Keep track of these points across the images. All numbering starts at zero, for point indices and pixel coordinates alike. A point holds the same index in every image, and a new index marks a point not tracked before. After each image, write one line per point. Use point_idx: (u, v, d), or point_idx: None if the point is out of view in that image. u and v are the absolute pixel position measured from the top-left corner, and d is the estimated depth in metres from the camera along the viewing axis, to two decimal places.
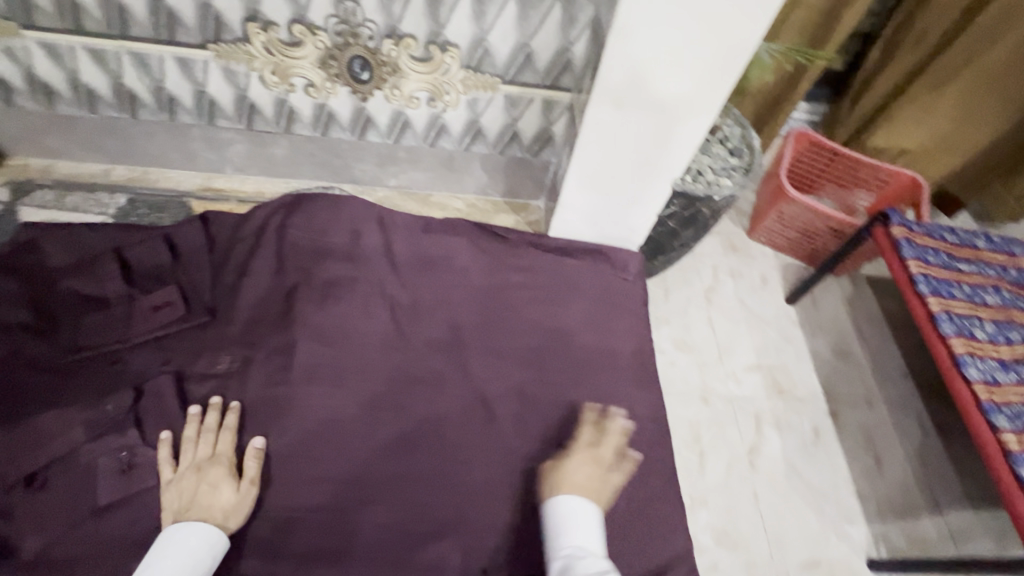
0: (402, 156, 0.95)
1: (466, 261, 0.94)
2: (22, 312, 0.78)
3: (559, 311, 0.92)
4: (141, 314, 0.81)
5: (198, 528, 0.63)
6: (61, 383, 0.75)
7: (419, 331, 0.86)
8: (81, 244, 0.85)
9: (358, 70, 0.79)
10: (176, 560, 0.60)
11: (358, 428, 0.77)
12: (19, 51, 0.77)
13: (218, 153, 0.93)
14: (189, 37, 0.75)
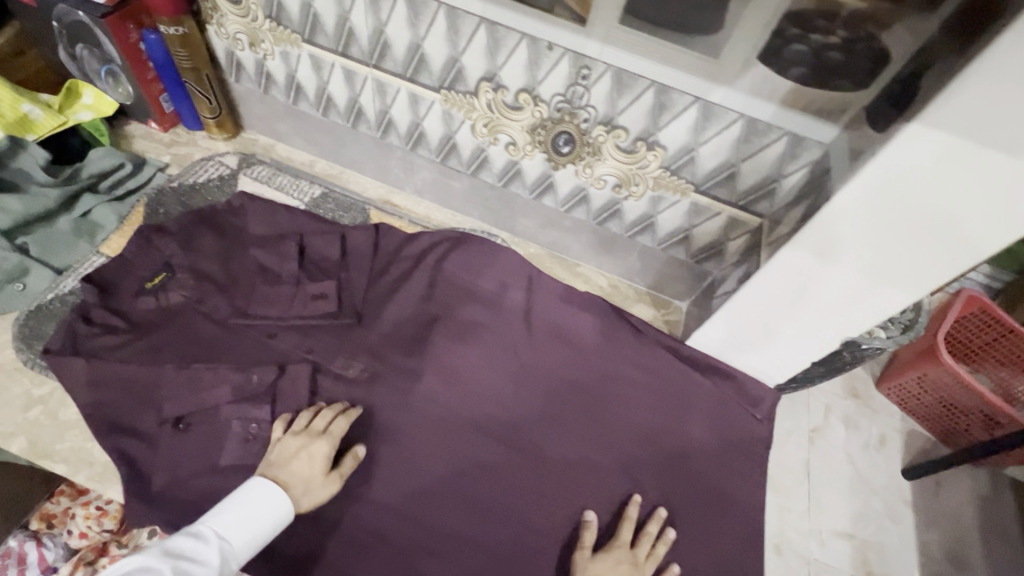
0: (567, 224, 0.97)
1: (593, 342, 0.91)
2: (214, 266, 0.89)
3: (670, 426, 0.88)
4: (302, 298, 0.88)
5: (275, 502, 0.64)
6: (222, 340, 0.82)
7: (527, 398, 0.86)
8: (276, 221, 0.96)
9: (561, 143, 0.82)
10: (243, 527, 0.61)
11: (448, 475, 0.80)
12: (291, 57, 0.89)
13: (407, 174, 1.02)
14: (429, 82, 0.83)
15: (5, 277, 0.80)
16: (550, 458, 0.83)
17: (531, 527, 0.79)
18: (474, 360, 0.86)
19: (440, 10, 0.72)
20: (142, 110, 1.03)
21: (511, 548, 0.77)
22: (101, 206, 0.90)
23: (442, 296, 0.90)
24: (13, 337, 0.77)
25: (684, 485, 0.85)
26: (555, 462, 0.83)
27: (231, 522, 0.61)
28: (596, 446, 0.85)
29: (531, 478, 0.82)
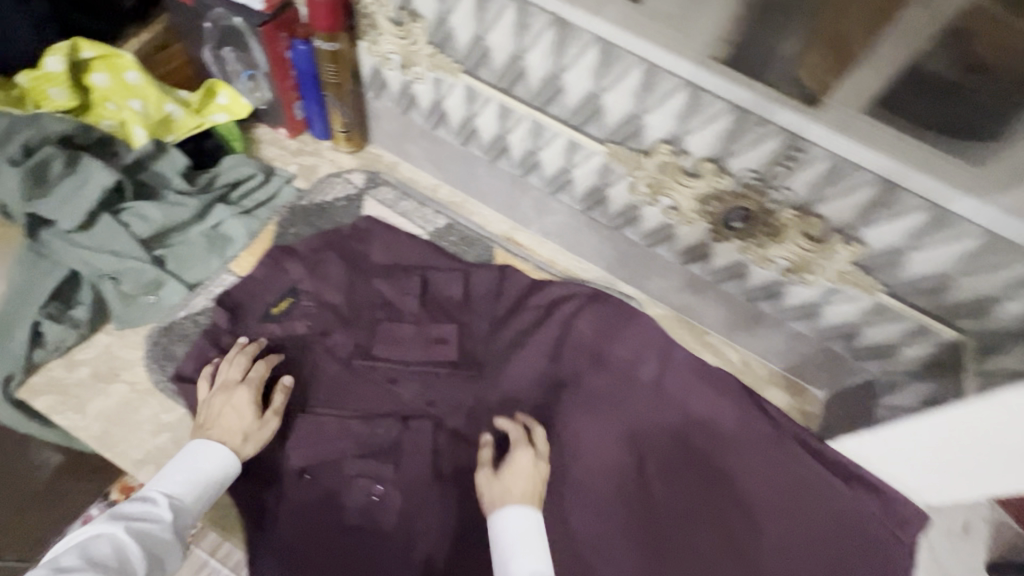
0: (709, 293, 0.89)
1: (727, 430, 0.83)
2: (337, 296, 0.85)
3: (808, 544, 0.78)
4: (423, 341, 0.83)
5: (202, 443, 0.65)
6: (344, 383, 0.77)
7: (653, 487, 0.79)
8: (400, 253, 0.90)
9: (735, 219, 0.74)
10: (175, 466, 0.63)
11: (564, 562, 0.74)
12: (443, 84, 0.84)
13: (538, 214, 0.95)
14: (596, 132, 0.75)
15: (140, 289, 0.77)
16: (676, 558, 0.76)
17: None
18: (601, 437, 0.80)
19: (639, 66, 0.64)
20: (275, 116, 0.99)
21: None
22: (232, 218, 0.86)
23: (570, 361, 0.84)
24: (145, 355, 0.75)
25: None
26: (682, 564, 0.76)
27: (174, 471, 0.62)
28: (727, 552, 0.77)
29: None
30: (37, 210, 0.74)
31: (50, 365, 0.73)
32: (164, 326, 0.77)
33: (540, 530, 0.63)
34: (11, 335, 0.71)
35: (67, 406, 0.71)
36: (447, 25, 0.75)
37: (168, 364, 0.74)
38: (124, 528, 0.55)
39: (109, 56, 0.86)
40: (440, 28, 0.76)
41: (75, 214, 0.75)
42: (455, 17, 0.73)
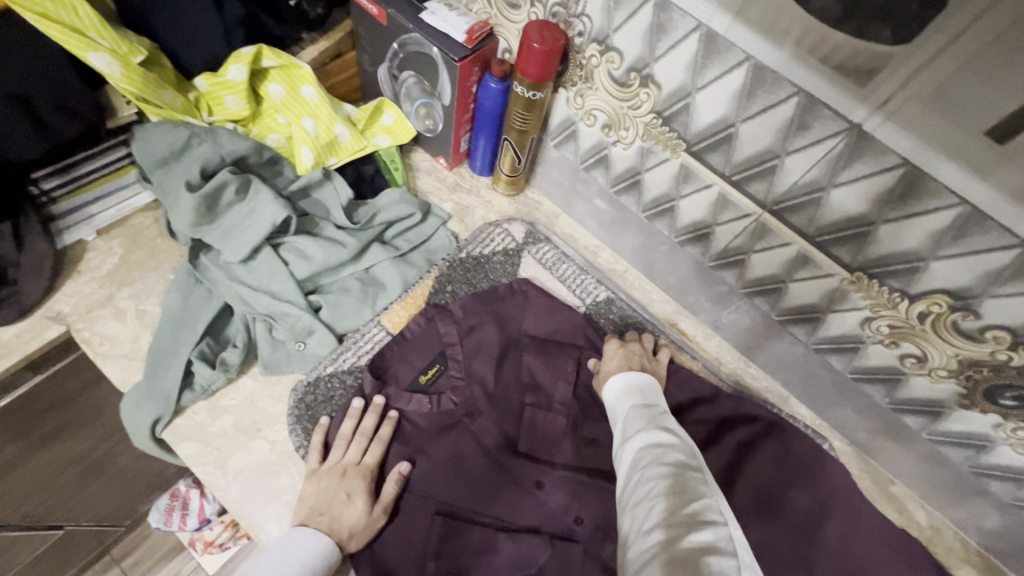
0: (916, 448, 0.74)
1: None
2: (487, 369, 0.75)
3: None
4: (575, 441, 0.73)
5: (306, 529, 0.61)
6: (488, 480, 0.70)
7: None
8: (556, 324, 0.79)
9: (1007, 395, 0.59)
10: (278, 557, 0.59)
11: None
12: (652, 156, 0.71)
13: (716, 308, 0.83)
14: (844, 256, 0.62)
15: (291, 335, 0.72)
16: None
17: None
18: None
19: (960, 209, 0.50)
20: (438, 145, 0.90)
21: None
22: (386, 262, 0.79)
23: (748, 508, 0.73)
24: (288, 412, 0.69)
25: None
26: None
27: (275, 562, 0.58)
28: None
29: None
30: (204, 236, 0.70)
31: (194, 407, 0.68)
32: (309, 380, 0.71)
33: (644, 386, 0.66)
34: (163, 373, 0.67)
35: (207, 458, 0.66)
36: (689, 99, 0.62)
37: (311, 428, 0.69)
38: None
39: (288, 65, 0.79)
40: (676, 100, 0.63)
41: (240, 247, 0.70)
42: (703, 95, 0.60)
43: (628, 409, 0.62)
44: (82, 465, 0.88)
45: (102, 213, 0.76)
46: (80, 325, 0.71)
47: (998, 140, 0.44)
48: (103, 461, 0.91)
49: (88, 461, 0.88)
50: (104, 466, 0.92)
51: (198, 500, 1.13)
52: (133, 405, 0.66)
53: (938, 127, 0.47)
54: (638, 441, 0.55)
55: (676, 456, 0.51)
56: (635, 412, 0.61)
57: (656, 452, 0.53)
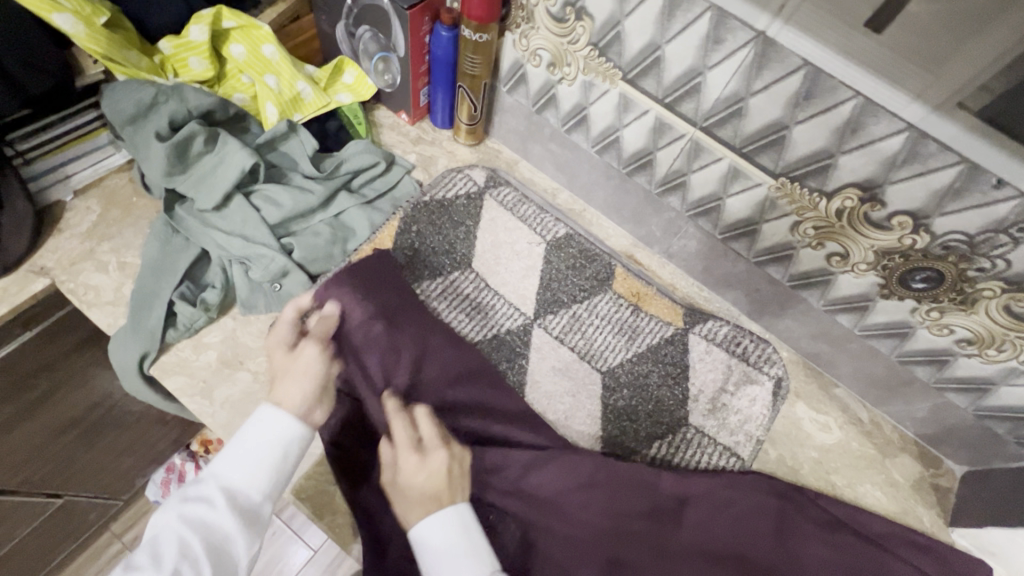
0: (851, 347, 0.80)
1: (805, 566, 0.70)
2: (419, 315, 0.78)
3: None
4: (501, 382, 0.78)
5: (280, 421, 0.57)
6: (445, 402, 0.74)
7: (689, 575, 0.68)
8: (408, 305, 0.79)
9: (917, 278, 0.65)
10: (259, 445, 0.56)
11: None
12: (594, 89, 0.77)
13: (667, 237, 0.89)
14: (769, 164, 0.67)
15: (266, 276, 0.76)
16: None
17: None
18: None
19: (856, 102, 0.56)
20: (398, 100, 0.94)
21: None
22: (354, 208, 0.84)
23: (589, 550, 0.68)
24: (268, 346, 0.74)
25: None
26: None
27: (235, 456, 0.56)
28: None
29: None
30: (176, 186, 0.75)
31: (179, 344, 0.73)
32: None
33: (462, 527, 0.57)
34: (146, 313, 0.71)
35: (194, 389, 0.71)
36: (619, 27, 0.67)
37: None
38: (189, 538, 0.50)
39: (247, 26, 0.83)
40: (609, 29, 0.69)
41: (212, 195, 0.74)
42: (631, 21, 0.66)
43: None
44: (80, 428, 0.91)
45: (78, 173, 0.79)
46: (65, 277, 0.76)
47: (875, 29, 0.51)
48: (101, 426, 0.94)
49: (82, 427, 0.91)
50: (103, 431, 0.95)
51: (193, 472, 1.20)
52: (120, 343, 0.70)
53: (829, 25, 0.53)
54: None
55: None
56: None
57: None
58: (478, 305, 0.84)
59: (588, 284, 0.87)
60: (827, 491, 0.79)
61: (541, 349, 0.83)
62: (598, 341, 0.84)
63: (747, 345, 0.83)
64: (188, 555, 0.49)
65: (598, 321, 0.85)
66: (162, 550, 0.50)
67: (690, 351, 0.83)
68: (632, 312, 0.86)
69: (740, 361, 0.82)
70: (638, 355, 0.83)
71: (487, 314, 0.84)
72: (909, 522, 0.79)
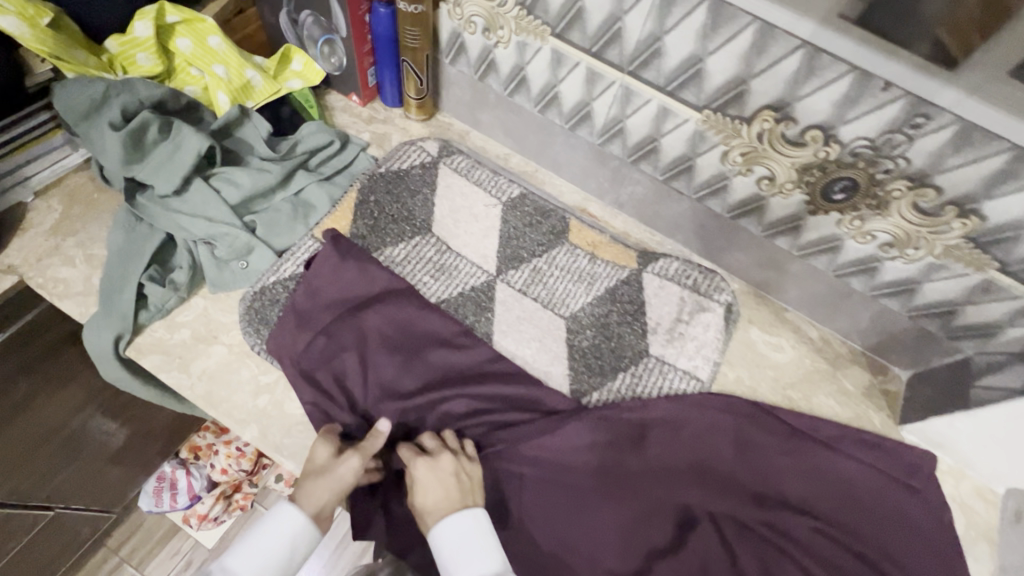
0: (793, 270, 0.86)
1: (758, 474, 0.75)
2: (383, 280, 0.80)
3: (847, 538, 0.73)
4: (471, 341, 0.78)
5: (290, 522, 0.59)
6: (415, 359, 0.76)
7: (656, 488, 0.73)
8: (372, 275, 0.80)
9: (837, 189, 0.71)
10: (253, 562, 0.57)
11: (564, 550, 0.69)
12: (528, 49, 0.81)
13: (615, 186, 0.94)
14: (692, 98, 0.73)
15: (232, 254, 0.79)
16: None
17: None
18: (612, 544, 0.69)
19: (754, 25, 0.61)
20: (348, 83, 0.98)
21: None
22: (313, 185, 0.87)
23: (559, 475, 0.72)
24: (239, 319, 0.77)
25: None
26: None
27: (240, 550, 0.57)
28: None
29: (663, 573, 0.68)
30: (136, 174, 0.77)
31: (152, 325, 0.75)
32: (256, 290, 0.79)
33: (483, 530, 0.62)
34: (116, 297, 0.73)
35: (171, 365, 0.73)
36: None
37: (262, 327, 0.76)
38: None
39: (192, 20, 0.86)
40: None
41: (171, 179, 0.77)
42: None
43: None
44: (64, 432, 0.92)
45: (37, 174, 0.81)
46: (33, 273, 0.78)
47: None
48: (83, 435, 0.96)
49: (64, 436, 0.92)
50: (84, 441, 0.97)
51: (185, 479, 1.21)
52: (93, 328, 0.72)
53: None
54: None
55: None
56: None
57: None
58: (441, 266, 0.88)
59: (546, 239, 0.92)
60: (785, 404, 0.84)
61: (505, 301, 0.87)
62: (559, 289, 0.88)
63: (697, 277, 0.89)
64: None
65: (557, 272, 0.90)
66: None
67: (644, 289, 0.87)
68: (589, 260, 0.91)
69: (692, 291, 0.87)
70: (598, 298, 0.87)
71: (451, 274, 0.88)
72: (861, 425, 0.84)
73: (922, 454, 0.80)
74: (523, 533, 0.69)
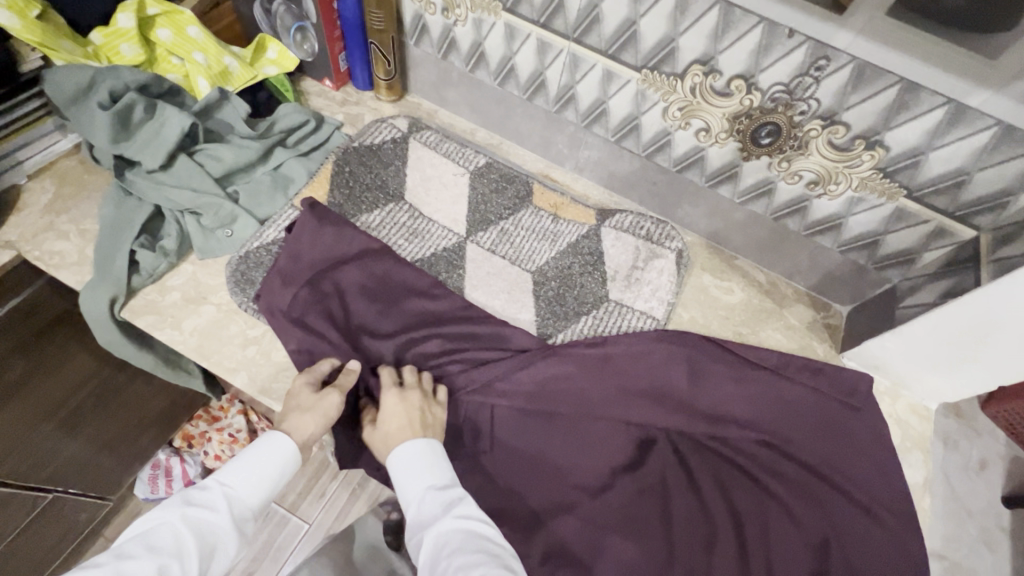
0: (736, 217, 0.94)
1: (710, 397, 0.83)
2: (360, 240, 0.86)
3: (792, 450, 0.82)
4: (443, 292, 0.86)
5: (281, 446, 0.67)
6: (393, 309, 0.83)
7: (617, 412, 0.80)
8: (350, 237, 0.86)
9: (763, 134, 0.79)
10: (251, 479, 0.65)
11: (535, 468, 0.76)
12: (484, 25, 0.89)
13: (573, 151, 1.01)
14: (631, 59, 0.81)
15: (217, 223, 0.85)
16: (695, 546, 0.74)
17: (622, 529, 0.73)
18: (578, 460, 0.77)
19: None
20: (320, 68, 1.05)
21: (595, 545, 0.72)
22: (291, 160, 0.94)
23: (528, 403, 0.79)
24: (227, 281, 0.83)
25: (848, 533, 0.78)
26: (703, 554, 0.74)
27: (237, 468, 0.65)
28: (739, 516, 0.76)
29: (625, 485, 0.76)
30: (124, 151, 0.83)
31: (145, 289, 0.81)
32: (241, 255, 0.85)
33: (435, 453, 0.67)
34: (110, 264, 0.79)
35: (165, 324, 0.79)
36: None
37: (248, 287, 0.82)
38: (184, 521, 0.58)
39: (171, 13, 0.93)
40: None
41: (157, 154, 0.83)
42: None
43: (419, 492, 0.64)
44: (62, 406, 0.97)
45: (29, 158, 0.87)
46: (30, 248, 0.83)
47: None
48: (81, 414, 1.02)
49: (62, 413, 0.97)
50: (82, 420, 1.02)
51: (180, 466, 1.28)
52: (89, 292, 0.78)
53: None
54: (443, 528, 0.59)
55: (481, 544, 0.58)
56: (434, 491, 0.64)
57: (469, 540, 0.58)
58: (415, 230, 0.94)
59: (512, 203, 0.99)
60: (735, 339, 0.92)
61: (475, 259, 0.94)
62: (525, 247, 0.96)
63: (650, 227, 0.96)
64: (197, 544, 0.58)
65: (523, 231, 0.97)
66: (158, 541, 0.56)
67: (603, 241, 0.95)
68: (552, 219, 0.98)
69: (646, 241, 0.95)
70: (561, 252, 0.95)
71: (424, 237, 0.94)
72: (806, 354, 0.92)
73: (859, 377, 0.87)
74: (498, 457, 0.77)
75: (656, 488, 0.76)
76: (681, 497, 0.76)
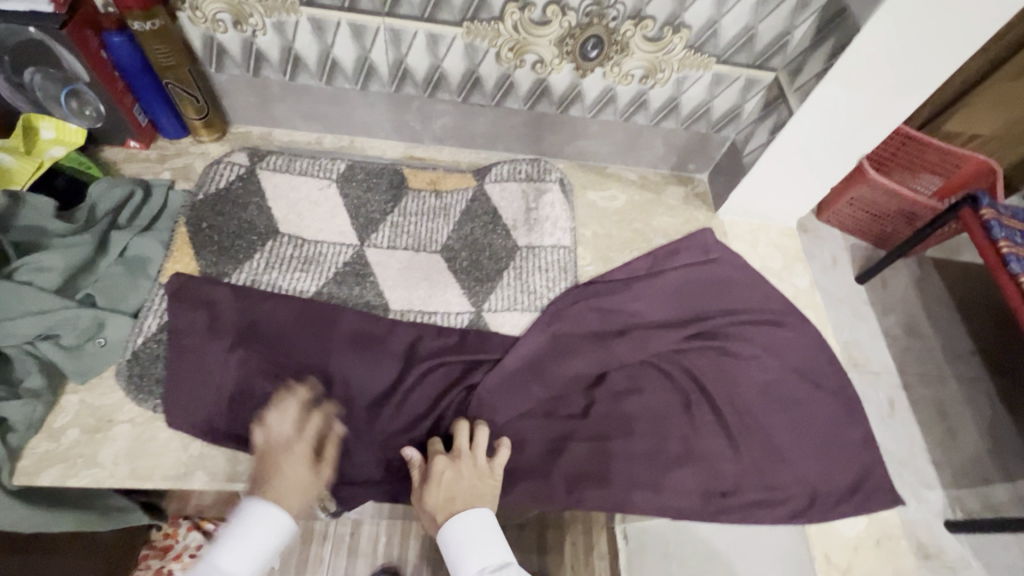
0: (593, 130, 1.02)
1: (636, 296, 0.91)
2: (252, 300, 0.81)
3: (714, 306, 0.93)
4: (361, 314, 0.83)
5: (274, 517, 0.62)
6: (323, 347, 0.80)
7: (570, 345, 0.85)
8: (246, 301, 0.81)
9: (590, 48, 0.86)
10: (240, 557, 0.60)
11: (522, 421, 0.80)
12: (286, 26, 0.85)
13: (425, 124, 1.01)
14: (448, 16, 0.82)
15: (83, 336, 0.74)
16: (680, 415, 0.83)
17: (616, 429, 0.81)
18: (556, 399, 0.82)
19: None
20: (117, 130, 0.92)
21: (603, 454, 0.79)
22: (135, 238, 0.82)
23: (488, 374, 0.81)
24: (126, 392, 0.74)
25: (779, 346, 0.91)
26: (686, 419, 0.83)
27: (225, 553, 0.59)
28: (701, 378, 0.86)
29: (603, 396, 0.82)
30: None
31: (32, 444, 0.70)
32: (129, 358, 0.76)
33: (487, 527, 0.64)
34: None
35: (78, 468, 0.69)
36: None
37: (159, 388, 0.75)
38: None
39: None
40: None
41: None
42: None
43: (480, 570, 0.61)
44: None
45: None
46: None
47: None
48: None
49: None
50: None
51: None
52: None
53: None
54: None
55: None
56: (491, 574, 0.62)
57: None
58: (306, 258, 0.89)
59: (390, 195, 0.97)
60: (635, 235, 1.02)
61: (380, 261, 0.91)
62: (422, 230, 0.95)
63: (527, 168, 1.01)
64: None
65: (413, 218, 0.95)
66: None
67: (491, 197, 0.98)
68: (436, 196, 0.98)
69: (528, 182, 0.99)
70: (457, 223, 0.96)
71: (319, 262, 0.89)
72: (692, 225, 1.05)
73: (703, 234, 0.99)
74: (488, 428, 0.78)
75: (629, 387, 0.84)
76: (649, 385, 0.84)
